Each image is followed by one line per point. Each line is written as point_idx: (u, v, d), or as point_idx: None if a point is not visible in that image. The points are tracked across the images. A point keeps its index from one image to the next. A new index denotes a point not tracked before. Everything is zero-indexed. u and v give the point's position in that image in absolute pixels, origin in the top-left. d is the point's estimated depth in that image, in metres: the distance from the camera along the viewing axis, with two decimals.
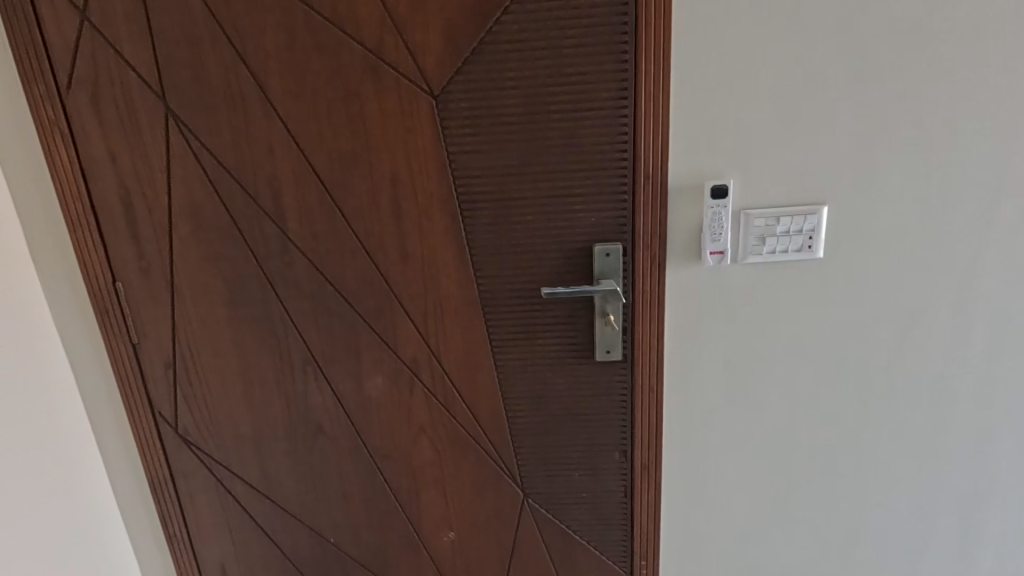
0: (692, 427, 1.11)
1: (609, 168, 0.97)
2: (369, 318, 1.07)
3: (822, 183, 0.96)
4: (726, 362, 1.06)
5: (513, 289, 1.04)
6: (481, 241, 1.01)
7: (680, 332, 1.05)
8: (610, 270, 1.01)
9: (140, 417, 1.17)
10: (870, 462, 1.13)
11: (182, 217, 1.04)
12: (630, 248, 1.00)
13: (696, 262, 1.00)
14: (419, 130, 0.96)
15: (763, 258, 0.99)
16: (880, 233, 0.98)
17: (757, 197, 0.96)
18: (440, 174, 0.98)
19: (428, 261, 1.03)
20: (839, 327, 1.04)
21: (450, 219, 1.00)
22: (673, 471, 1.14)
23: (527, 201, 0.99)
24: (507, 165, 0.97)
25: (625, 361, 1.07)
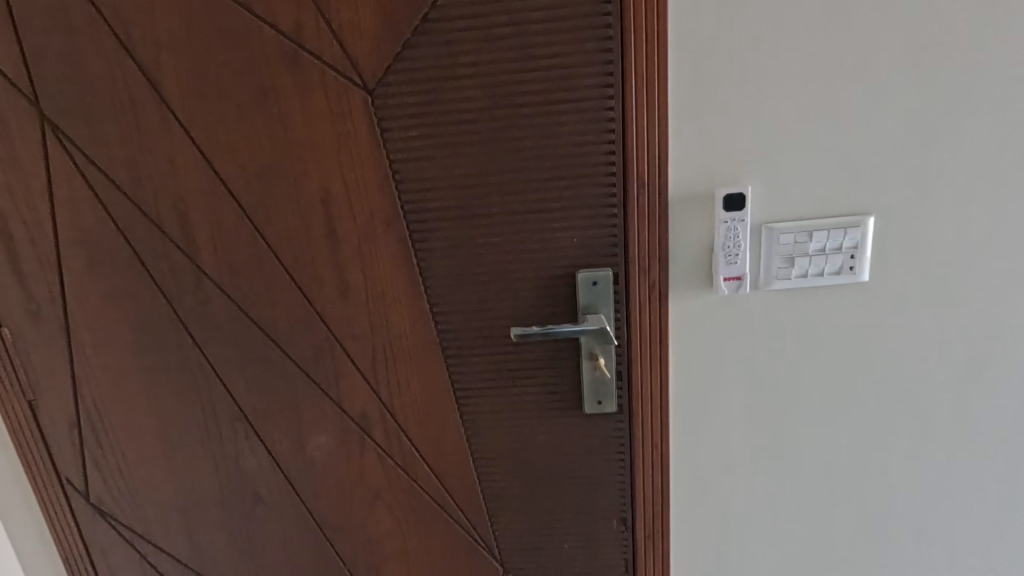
0: (705, 489, 0.91)
1: (593, 176, 0.76)
2: (306, 366, 0.88)
3: (868, 188, 0.74)
4: (747, 411, 0.86)
5: (479, 327, 0.84)
6: (438, 270, 0.81)
7: (688, 374, 0.85)
8: (599, 303, 0.81)
9: (45, 486, 0.98)
10: (936, 535, 0.90)
11: (74, 249, 0.85)
12: (623, 275, 0.80)
13: (706, 290, 0.80)
14: (352, 136, 0.76)
15: (792, 283, 0.78)
16: (947, 250, 0.76)
17: (782, 208, 0.76)
18: (382, 190, 0.78)
19: (375, 296, 0.83)
20: (890, 369, 0.82)
21: (397, 244, 0.81)
22: (684, 539, 0.94)
23: (492, 220, 0.79)
24: (466, 176, 0.77)
25: (622, 412, 0.87)
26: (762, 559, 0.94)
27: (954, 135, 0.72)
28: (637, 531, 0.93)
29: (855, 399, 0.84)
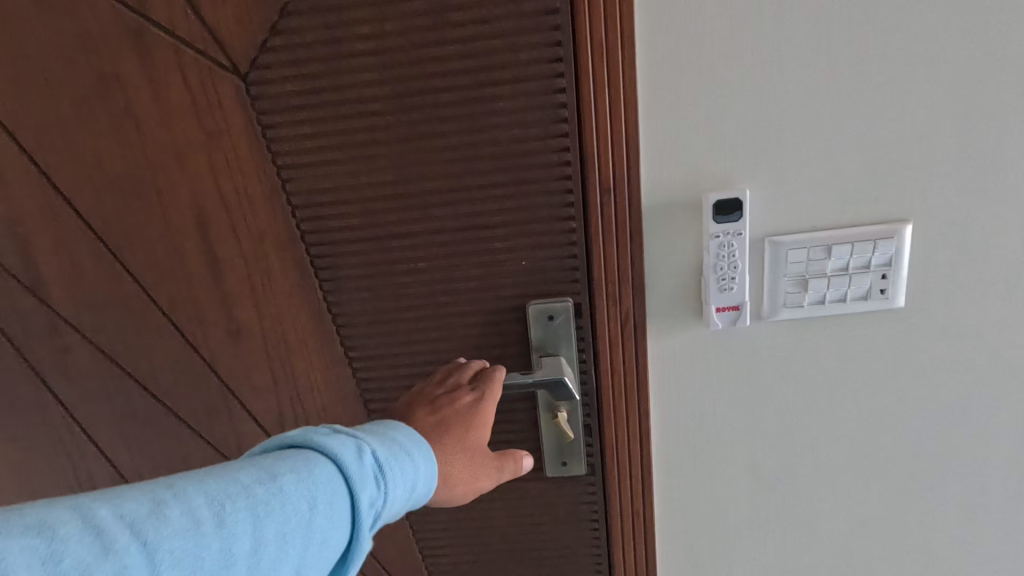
0: (698, 560, 0.74)
1: (542, 182, 0.58)
2: (198, 422, 0.72)
3: (900, 189, 0.56)
4: (748, 470, 0.69)
5: (409, 373, 0.67)
6: (350, 304, 0.64)
7: (675, 426, 0.67)
8: (558, 342, 0.64)
9: None
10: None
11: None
12: (587, 307, 0.62)
13: (694, 322, 0.62)
14: (226, 137, 0.58)
15: (805, 312, 0.60)
16: (1001, 269, 0.59)
17: (790, 217, 0.58)
18: (270, 206, 0.61)
19: (274, 339, 0.66)
20: (927, 416, 0.65)
21: (297, 274, 0.63)
22: None
23: (415, 241, 0.61)
24: (376, 186, 0.59)
25: (593, 472, 0.70)
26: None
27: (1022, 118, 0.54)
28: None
29: (883, 453, 0.67)
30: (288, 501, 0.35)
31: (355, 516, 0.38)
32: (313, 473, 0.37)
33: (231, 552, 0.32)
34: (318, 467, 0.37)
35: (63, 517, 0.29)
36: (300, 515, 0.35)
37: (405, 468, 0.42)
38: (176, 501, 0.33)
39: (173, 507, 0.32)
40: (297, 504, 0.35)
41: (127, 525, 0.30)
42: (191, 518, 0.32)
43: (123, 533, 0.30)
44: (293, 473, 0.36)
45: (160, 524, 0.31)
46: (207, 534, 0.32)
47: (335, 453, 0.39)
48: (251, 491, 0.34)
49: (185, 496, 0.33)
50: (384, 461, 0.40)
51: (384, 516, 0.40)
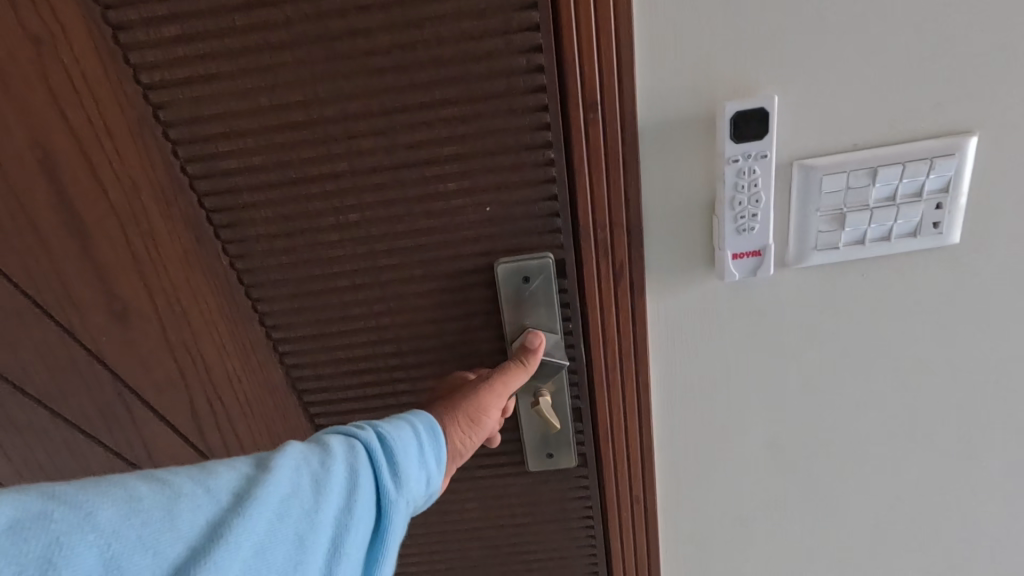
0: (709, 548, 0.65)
1: (505, 98, 0.44)
2: (103, 415, 0.62)
3: (974, 87, 0.43)
4: (765, 447, 0.58)
5: (342, 348, 0.57)
6: (262, 268, 0.53)
7: (680, 400, 0.56)
8: (537, 312, 0.51)
9: None
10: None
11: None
12: (570, 264, 0.49)
13: (703, 274, 0.50)
14: (67, 53, 0.45)
15: (840, 256, 0.48)
16: None
17: (825, 134, 0.45)
18: (142, 146, 0.48)
19: (178, 310, 0.56)
20: (975, 376, 0.54)
21: (192, 228, 0.52)
22: None
23: (338, 187, 0.48)
24: (280, 110, 0.46)
25: (584, 457, 0.59)
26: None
27: None
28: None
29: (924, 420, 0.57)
30: (313, 455, 0.34)
31: (382, 471, 0.36)
32: (333, 437, 0.36)
33: (274, 493, 0.31)
34: (333, 437, 0.37)
35: (125, 477, 0.29)
36: (321, 470, 0.33)
37: (421, 423, 0.40)
38: (216, 465, 0.32)
39: (217, 464, 0.32)
40: (312, 462, 0.34)
41: (182, 477, 0.30)
42: (236, 472, 0.32)
43: (180, 482, 0.30)
44: (303, 443, 0.35)
45: (211, 477, 0.31)
46: (251, 479, 0.31)
47: (351, 427, 0.38)
48: (274, 455, 0.34)
49: (225, 461, 0.33)
50: (392, 427, 0.39)
51: (419, 472, 0.38)
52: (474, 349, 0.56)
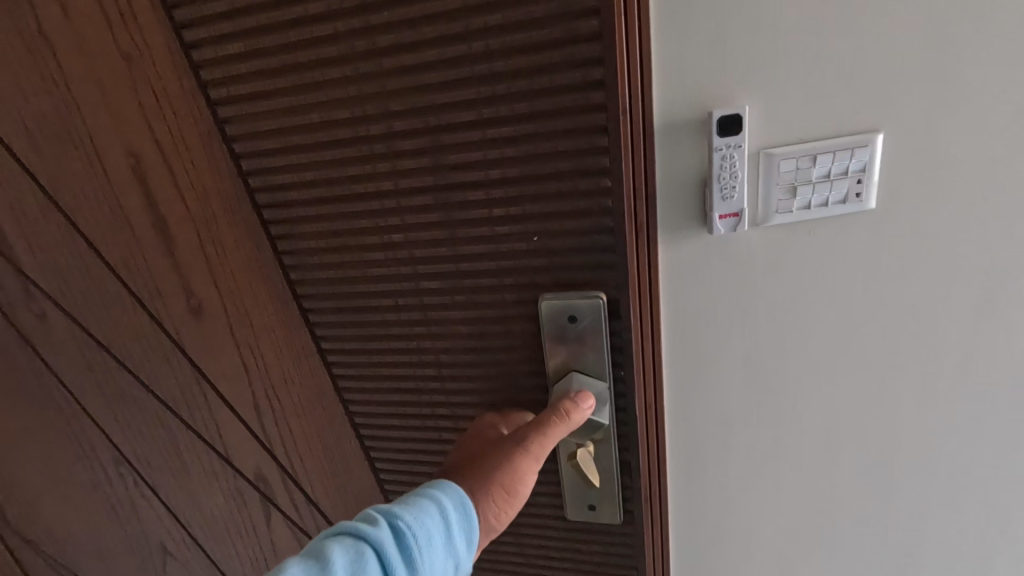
0: (698, 457, 0.84)
1: (561, 133, 0.61)
2: (178, 371, 0.82)
3: (881, 97, 0.62)
4: (744, 367, 0.77)
5: (371, 305, 0.78)
6: (302, 249, 0.75)
7: (680, 330, 0.75)
8: (582, 342, 0.71)
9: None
10: (937, 476, 0.84)
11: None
12: (624, 302, 0.69)
13: (698, 231, 0.69)
14: (153, 82, 0.67)
15: (793, 217, 0.68)
16: (961, 169, 0.65)
17: (781, 129, 0.63)
18: (211, 159, 0.71)
19: (227, 279, 0.76)
20: (899, 308, 0.72)
21: (242, 216, 0.74)
22: (683, 499, 0.88)
23: (378, 199, 0.69)
24: (336, 136, 0.67)
25: (620, 383, 0.74)
26: (749, 536, 0.91)
27: (980, 26, 0.59)
28: (641, 517, 0.85)
29: (861, 366, 0.76)
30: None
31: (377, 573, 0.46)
32: (333, 548, 0.46)
33: None
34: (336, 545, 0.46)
35: None
36: None
37: (418, 515, 0.50)
38: None
39: None
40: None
41: None
42: None
43: None
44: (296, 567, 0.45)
45: None
46: None
47: (353, 525, 0.48)
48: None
49: None
50: (388, 529, 0.48)
51: (425, 562, 0.48)
52: (523, 318, 0.73)
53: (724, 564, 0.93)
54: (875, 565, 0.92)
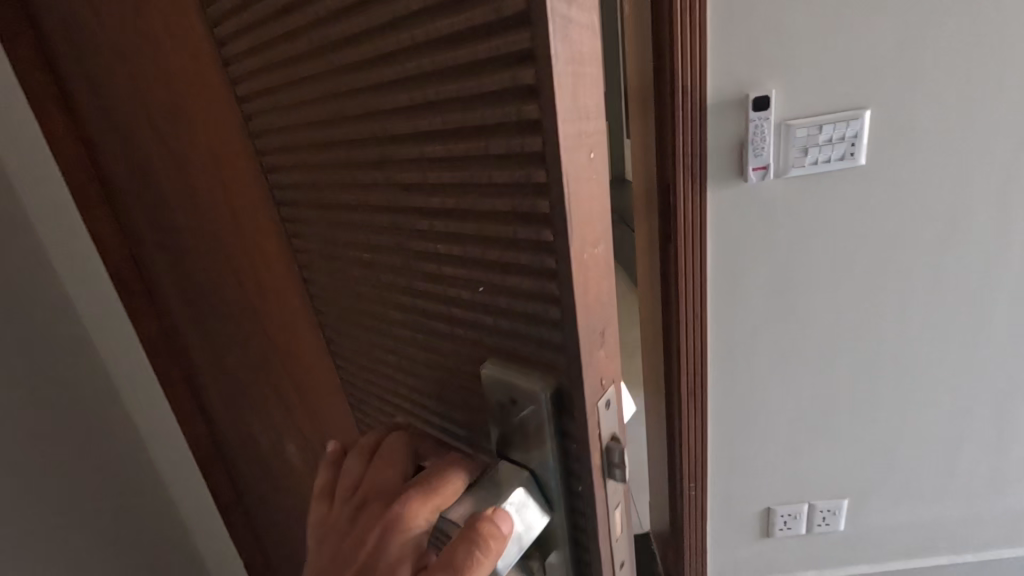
0: (730, 360, 1.13)
1: (456, 161, 0.31)
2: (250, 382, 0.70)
3: (864, 84, 0.92)
4: (765, 283, 1.06)
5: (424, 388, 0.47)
6: (346, 332, 0.53)
7: (722, 256, 1.04)
8: (515, 440, 0.37)
9: None
10: (910, 369, 1.13)
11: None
12: (579, 398, 0.33)
13: (737, 179, 0.98)
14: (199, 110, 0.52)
15: (805, 169, 0.97)
16: (918, 134, 0.96)
17: (797, 106, 0.93)
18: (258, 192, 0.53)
19: (282, 351, 0.63)
20: (879, 235, 1.03)
21: (287, 271, 0.56)
22: (719, 395, 1.16)
23: (377, 257, 0.42)
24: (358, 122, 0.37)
25: (669, 288, 1.07)
26: (769, 428, 1.20)
27: (928, 38, 0.90)
28: (680, 404, 1.16)
29: (856, 281, 1.06)
30: None
31: None
32: None
33: None
34: None
35: None
36: None
37: None
38: None
39: None
40: None
41: None
42: None
43: None
44: None
45: None
46: None
47: None
48: None
49: None
50: None
51: None
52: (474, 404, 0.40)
53: (749, 453, 1.22)
54: (869, 451, 1.22)
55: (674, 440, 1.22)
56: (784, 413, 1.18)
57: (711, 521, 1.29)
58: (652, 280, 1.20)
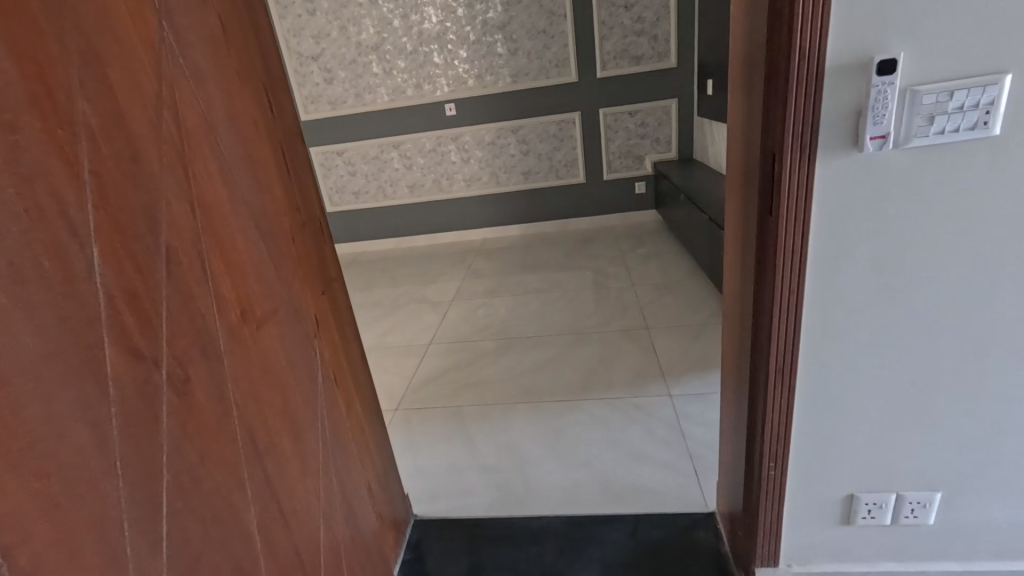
0: (826, 340, 1.09)
1: None
2: None
3: (1007, 47, 0.86)
4: (872, 260, 1.02)
5: None
6: None
7: (829, 230, 1.00)
8: None
9: (281, 304, 1.09)
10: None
11: (262, 116, 1.13)
12: None
13: (853, 150, 0.94)
14: None
15: (929, 140, 0.91)
16: None
17: (928, 70, 0.87)
18: None
19: None
20: (1004, 214, 0.96)
21: None
22: (807, 375, 1.13)
23: None
24: None
25: (767, 261, 1.05)
26: (859, 412, 1.16)
27: None
28: (766, 379, 1.14)
29: (973, 260, 1.00)
30: None
31: None
32: None
33: None
34: None
35: None
36: None
37: None
38: None
39: None
40: None
41: None
42: None
43: None
44: None
45: None
46: None
47: None
48: None
49: None
50: None
51: None
52: None
53: (836, 436, 1.18)
54: (968, 443, 1.16)
55: (757, 419, 1.20)
56: (877, 396, 1.14)
57: (791, 503, 1.27)
58: (743, 254, 1.18)
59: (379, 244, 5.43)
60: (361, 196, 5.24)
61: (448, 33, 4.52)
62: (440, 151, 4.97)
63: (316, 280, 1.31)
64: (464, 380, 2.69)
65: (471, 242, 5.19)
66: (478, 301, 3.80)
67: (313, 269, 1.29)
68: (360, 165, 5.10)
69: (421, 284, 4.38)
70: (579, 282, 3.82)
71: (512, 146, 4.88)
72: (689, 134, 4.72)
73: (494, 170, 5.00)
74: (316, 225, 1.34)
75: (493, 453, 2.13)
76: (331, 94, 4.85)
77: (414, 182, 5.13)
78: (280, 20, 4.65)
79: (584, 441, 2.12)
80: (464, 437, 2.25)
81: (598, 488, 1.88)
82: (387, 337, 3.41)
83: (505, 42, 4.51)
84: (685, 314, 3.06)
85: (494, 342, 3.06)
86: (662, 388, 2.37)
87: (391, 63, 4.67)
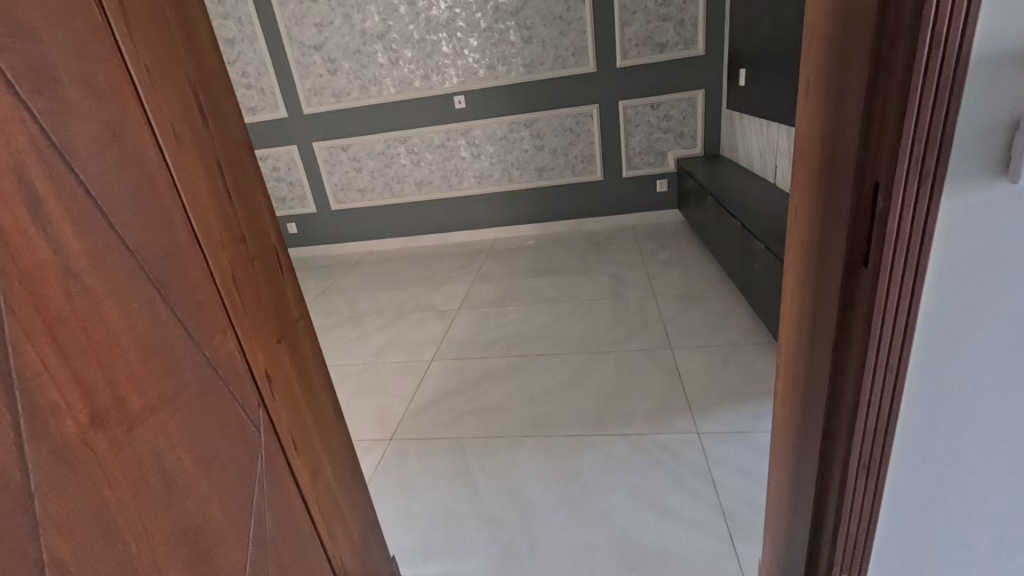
0: (932, 430, 0.80)
1: None
2: None
3: None
4: (1011, 326, 0.72)
5: None
6: None
7: (953, 288, 0.71)
8: None
9: (188, 383, 0.77)
10: None
11: (164, 123, 0.81)
12: None
13: (999, 178, 0.64)
14: None
15: None
16: None
17: None
18: None
19: None
20: None
21: None
22: (904, 475, 0.83)
23: None
24: None
25: (856, 327, 0.76)
26: (973, 521, 0.86)
27: None
28: (846, 477, 0.85)
29: None
30: None
31: None
32: None
33: None
34: None
35: None
36: None
37: None
38: None
39: None
40: None
41: None
42: None
43: None
44: None
45: None
46: None
47: None
48: None
49: None
50: None
51: None
52: None
53: (938, 549, 0.89)
54: None
55: (826, 517, 0.93)
56: (1000, 504, 0.84)
57: None
58: (813, 308, 0.90)
59: (386, 244, 5.19)
60: (367, 193, 5.00)
61: (457, 19, 4.22)
62: (449, 146, 4.70)
63: (255, 335, 1.00)
64: (466, 406, 2.43)
65: (481, 243, 4.92)
66: (487, 309, 3.53)
67: (252, 319, 0.99)
68: (365, 161, 4.85)
69: (428, 288, 4.13)
70: (595, 290, 3.53)
71: (525, 141, 4.59)
72: (716, 128, 4.37)
73: (506, 167, 4.72)
74: (254, 261, 1.02)
75: (496, 499, 1.88)
76: (334, 86, 4.59)
77: (422, 179, 4.87)
78: (280, 7, 4.38)
79: (599, 488, 1.86)
80: (464, 478, 2.00)
81: (616, 551, 1.62)
82: (386, 352, 3.16)
83: (518, 29, 4.20)
84: (714, 331, 2.75)
85: (501, 360, 2.80)
86: (689, 424, 2.09)
87: (397, 52, 4.39)
